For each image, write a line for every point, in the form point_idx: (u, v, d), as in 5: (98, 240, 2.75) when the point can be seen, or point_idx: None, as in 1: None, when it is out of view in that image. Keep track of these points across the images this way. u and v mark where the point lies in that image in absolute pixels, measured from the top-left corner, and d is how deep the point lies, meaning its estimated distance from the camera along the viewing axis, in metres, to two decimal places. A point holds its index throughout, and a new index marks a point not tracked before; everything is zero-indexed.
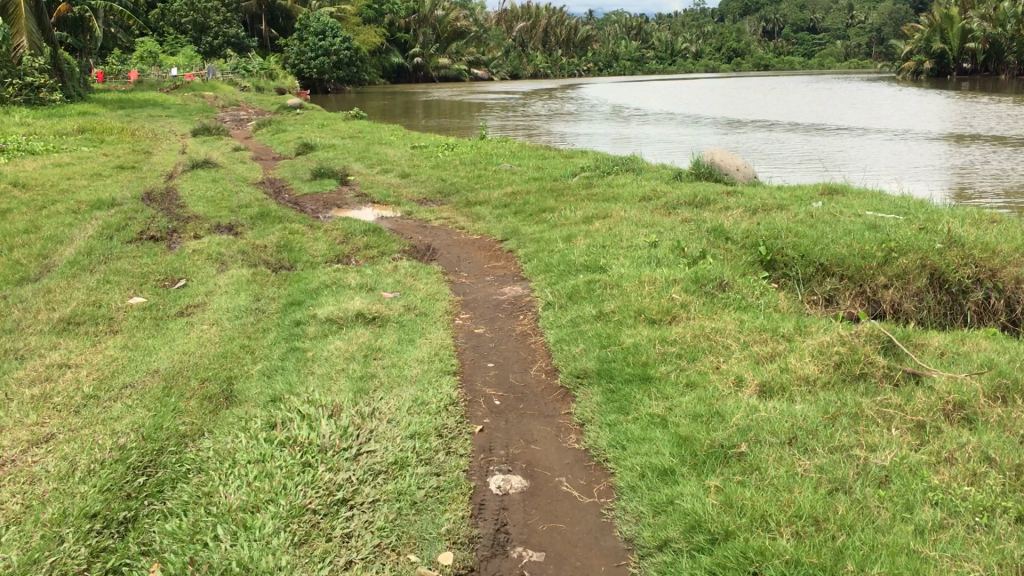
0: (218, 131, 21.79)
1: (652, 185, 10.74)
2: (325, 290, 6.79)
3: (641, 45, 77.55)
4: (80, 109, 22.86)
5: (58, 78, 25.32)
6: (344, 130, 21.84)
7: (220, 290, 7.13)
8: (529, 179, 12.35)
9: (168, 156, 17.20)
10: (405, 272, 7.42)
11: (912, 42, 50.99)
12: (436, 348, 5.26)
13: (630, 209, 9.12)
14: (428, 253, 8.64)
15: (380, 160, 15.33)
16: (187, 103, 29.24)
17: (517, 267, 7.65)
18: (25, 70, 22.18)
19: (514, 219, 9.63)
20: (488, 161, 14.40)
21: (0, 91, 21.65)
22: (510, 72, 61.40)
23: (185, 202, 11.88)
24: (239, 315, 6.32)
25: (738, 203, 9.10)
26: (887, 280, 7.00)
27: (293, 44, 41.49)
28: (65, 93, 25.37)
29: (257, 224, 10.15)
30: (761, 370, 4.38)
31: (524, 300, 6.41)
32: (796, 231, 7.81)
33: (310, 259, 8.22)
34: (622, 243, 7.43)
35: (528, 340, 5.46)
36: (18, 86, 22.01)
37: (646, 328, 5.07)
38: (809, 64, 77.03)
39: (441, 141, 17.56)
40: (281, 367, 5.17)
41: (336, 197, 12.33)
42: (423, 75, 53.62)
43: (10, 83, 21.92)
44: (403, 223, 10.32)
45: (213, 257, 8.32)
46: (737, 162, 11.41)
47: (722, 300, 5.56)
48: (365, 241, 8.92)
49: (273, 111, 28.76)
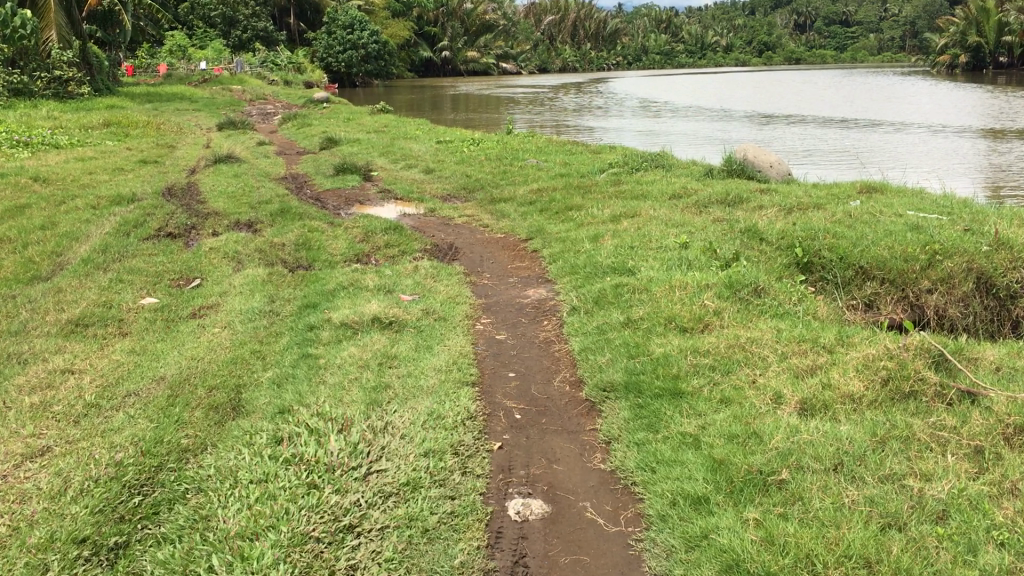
0: (243, 124, 21.69)
1: (682, 182, 10.41)
2: (342, 291, 6.56)
3: (671, 38, 76.89)
4: (107, 103, 22.85)
5: (87, 72, 25.34)
6: (370, 124, 21.66)
7: (234, 291, 6.94)
8: (556, 174, 12.07)
9: (192, 150, 17.09)
10: (426, 274, 7.17)
11: (946, 36, 50.12)
12: (455, 357, 4.99)
13: (659, 208, 8.81)
14: (450, 252, 8.38)
15: (404, 155, 15.10)
16: (215, 97, 29.24)
17: (541, 268, 7.38)
18: (54, 63, 22.14)
19: (539, 217, 9.35)
20: (514, 156, 14.13)
21: (28, 85, 21.66)
22: (538, 66, 61.05)
23: (206, 198, 11.72)
24: (253, 318, 6.11)
25: (772, 201, 8.76)
26: (931, 285, 6.64)
27: (321, 38, 41.43)
28: (93, 87, 25.39)
29: (277, 221, 9.96)
30: (801, 386, 4.07)
31: (548, 304, 6.14)
32: (834, 231, 7.46)
33: (328, 258, 8.01)
34: (650, 244, 7.13)
35: (551, 348, 5.18)
36: (46, 79, 22.00)
37: (676, 338, 4.77)
38: (841, 58, 75.92)
39: (467, 136, 17.29)
40: (292, 375, 4.93)
41: (359, 193, 12.12)
42: (450, 69, 53.39)
43: (38, 76, 21.91)
44: (426, 221, 10.07)
45: (230, 256, 8.12)
46: (772, 159, 11.06)
47: (758, 307, 5.25)
48: (386, 239, 8.69)
49: (300, 105, 28.65)
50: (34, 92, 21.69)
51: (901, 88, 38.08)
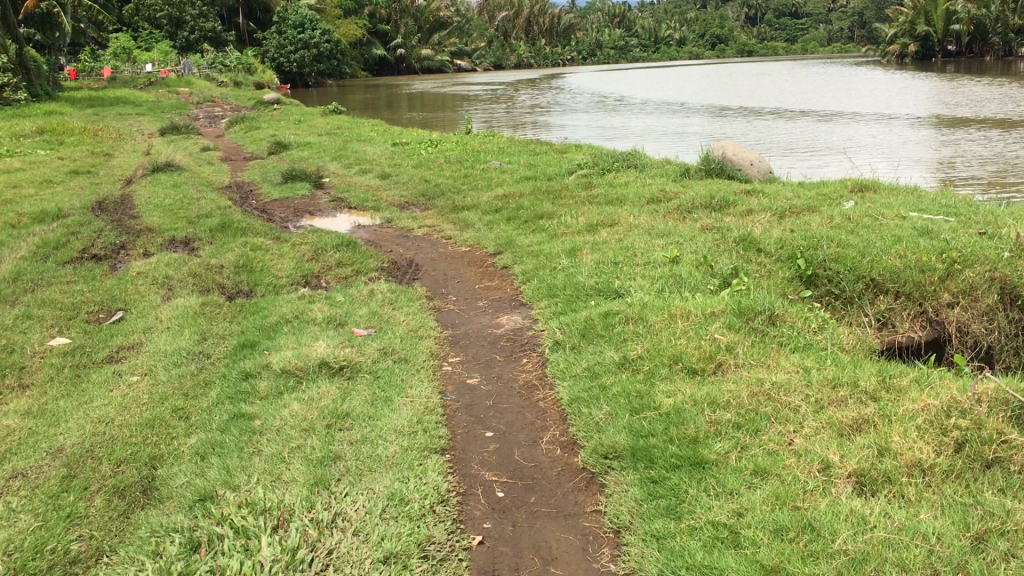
0: (187, 128, 20.57)
1: (658, 184, 9.63)
2: (285, 325, 5.66)
3: (625, 33, 76.38)
4: (44, 109, 21.64)
5: (23, 77, 24.07)
6: (322, 126, 20.65)
7: (161, 326, 6.02)
8: (520, 177, 11.23)
9: (130, 158, 16.00)
10: (383, 299, 6.29)
11: (895, 26, 50.00)
12: (420, 413, 4.12)
13: (639, 214, 8.02)
14: (409, 270, 7.52)
15: (357, 159, 14.15)
16: (160, 100, 27.99)
17: (512, 289, 6.54)
18: None
19: (506, 228, 8.50)
20: (475, 157, 13.27)
21: None
22: (493, 63, 60.18)
23: (140, 212, 10.72)
24: (180, 363, 5.19)
25: (761, 204, 8.01)
26: (951, 298, 5.85)
27: (272, 38, 40.24)
28: (32, 92, 24.11)
29: (217, 237, 9.02)
30: (854, 450, 3.27)
31: (525, 336, 5.30)
32: (837, 238, 6.69)
33: (271, 282, 7.13)
34: (635, 259, 6.33)
35: (533, 396, 4.34)
36: None
37: (687, 385, 3.95)
38: (793, 49, 75.83)
39: (424, 137, 16.38)
40: (220, 440, 4.05)
41: (308, 203, 11.19)
42: (404, 67, 52.27)
43: None
44: (382, 233, 9.19)
45: (160, 282, 7.18)
46: (752, 157, 10.33)
47: (776, 339, 4.45)
48: (338, 257, 7.79)
49: (249, 107, 27.52)
50: None
51: (852, 78, 37.83)
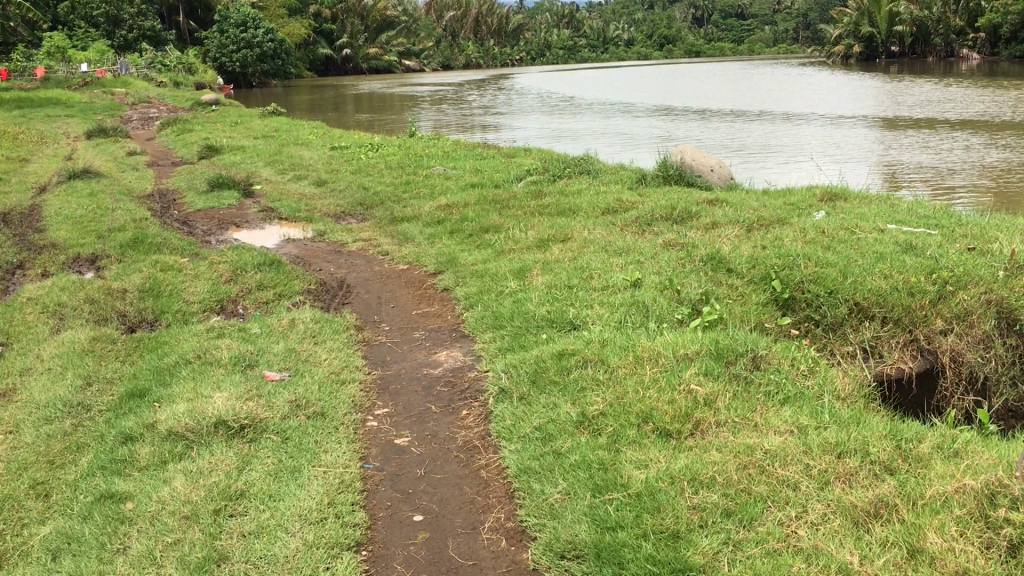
0: (115, 132, 19.43)
1: (613, 193, 8.94)
2: (186, 364, 4.83)
3: (574, 33, 75.89)
4: None
5: None
6: (259, 128, 19.66)
7: (42, 367, 5.15)
8: (465, 184, 10.48)
9: (48, 164, 14.89)
10: (304, 332, 5.48)
11: (838, 27, 50.07)
12: (333, 491, 3.34)
13: (593, 229, 7.32)
14: (339, 293, 6.71)
15: (293, 164, 13.27)
16: (95, 101, 26.71)
17: (453, 317, 5.78)
18: None
19: (449, 242, 7.75)
20: (418, 162, 12.47)
21: None
22: (442, 63, 59.22)
23: (47, 225, 9.73)
24: (53, 416, 4.34)
25: (725, 216, 7.35)
26: (946, 324, 5.17)
27: (214, 37, 38.95)
28: None
29: (129, 254, 8.12)
30: (877, 552, 2.57)
31: (466, 380, 4.54)
32: (814, 254, 6.03)
33: (181, 309, 6.27)
34: (592, 283, 5.62)
35: (474, 462, 3.58)
36: None
37: (661, 454, 3.23)
38: (739, 50, 75.88)
39: (365, 141, 15.51)
40: (79, 528, 3.22)
41: (234, 213, 10.31)
42: (352, 67, 51.12)
43: None
44: (312, 249, 8.38)
45: (52, 311, 6.28)
46: (711, 162, 9.70)
47: (762, 389, 3.75)
48: (259, 278, 6.95)
49: (187, 108, 26.35)
50: None
51: (796, 79, 37.80)
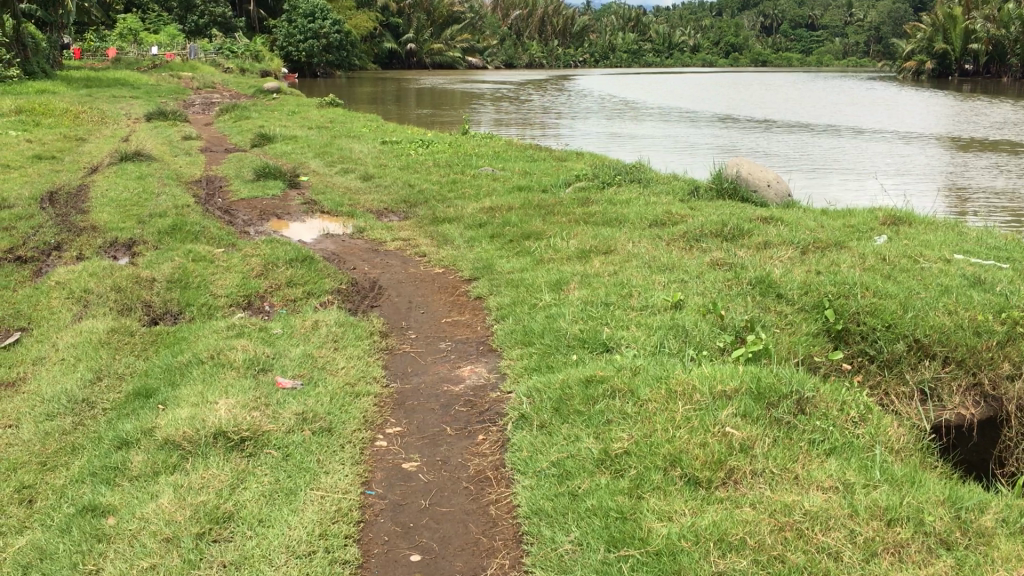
0: (174, 115, 19.53)
1: (663, 204, 8.59)
2: (199, 364, 4.63)
3: (639, 37, 75.14)
4: (34, 88, 20.73)
5: (19, 52, 23.23)
6: (314, 119, 19.58)
7: (55, 356, 4.98)
8: (513, 187, 10.20)
9: (103, 144, 14.96)
10: (326, 336, 5.25)
11: (911, 42, 48.74)
12: (328, 520, 3.09)
13: (638, 242, 6.99)
14: (370, 295, 6.48)
15: (342, 157, 13.12)
16: (160, 84, 26.99)
17: (483, 329, 5.51)
18: None
19: (487, 247, 7.48)
20: (467, 162, 12.22)
21: None
22: (504, 62, 59.07)
23: (90, 207, 9.66)
24: (54, 411, 4.15)
25: (779, 235, 6.97)
26: (1014, 369, 4.77)
27: (281, 26, 39.27)
28: (26, 69, 23.23)
29: (165, 241, 7.98)
30: None
31: (486, 401, 4.26)
32: (872, 283, 5.64)
33: (207, 302, 6.09)
34: (631, 302, 5.30)
35: (484, 497, 3.30)
36: None
37: (688, 506, 2.92)
38: (806, 61, 74.40)
39: (417, 136, 15.31)
40: (54, 544, 3.00)
41: (277, 204, 10.16)
42: (414, 62, 51.13)
43: None
44: (349, 246, 8.17)
45: (77, 297, 6.14)
46: (768, 176, 9.28)
47: (805, 437, 3.41)
48: (290, 274, 6.75)
49: (248, 95, 26.51)
50: None
51: (862, 93, 36.87)
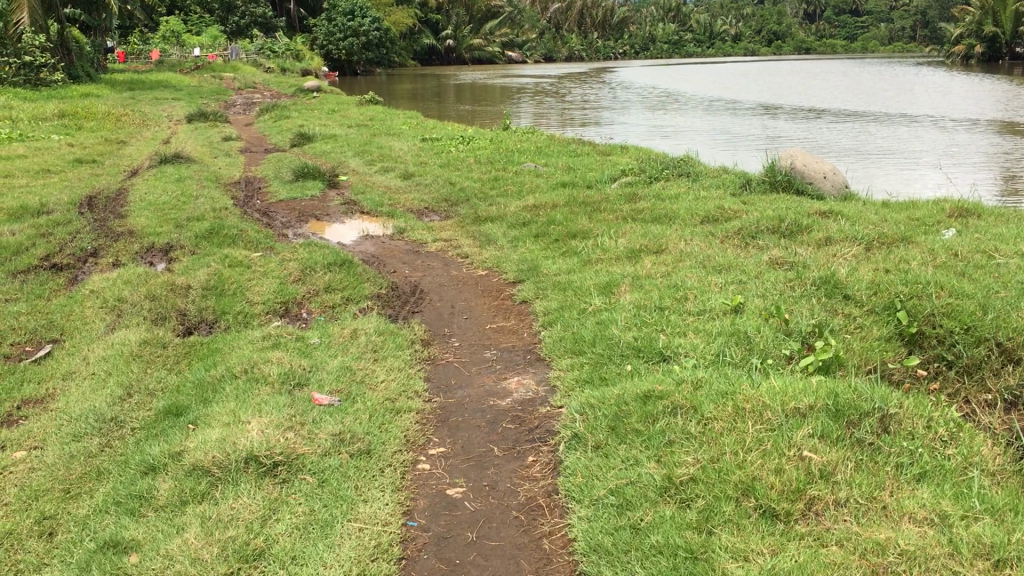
0: (215, 116, 19.50)
1: (714, 199, 8.23)
2: (232, 377, 4.40)
3: (680, 27, 74.20)
4: (80, 92, 20.86)
5: (64, 57, 23.41)
6: (355, 117, 19.42)
7: (87, 370, 4.79)
8: (556, 183, 9.89)
9: (145, 147, 14.93)
10: (365, 346, 5.00)
11: (960, 26, 47.37)
12: (366, 558, 2.84)
13: (690, 240, 6.66)
14: (411, 300, 6.24)
15: (381, 155, 12.90)
16: (202, 85, 27.09)
17: (530, 337, 5.21)
18: (25, 48, 20.37)
19: (532, 247, 7.19)
20: (509, 158, 11.93)
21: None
22: (544, 55, 58.64)
23: (129, 211, 9.54)
24: (81, 432, 3.95)
25: (840, 231, 6.59)
26: None
27: (321, 24, 39.31)
28: (71, 73, 23.43)
29: (203, 245, 7.80)
30: None
31: (535, 416, 3.98)
32: (947, 281, 5.24)
33: (242, 311, 5.88)
34: (687, 306, 4.98)
35: (536, 529, 3.02)
36: (16, 66, 20.25)
37: (764, 545, 2.61)
38: (852, 48, 72.91)
39: (457, 133, 15.06)
40: None
41: (316, 206, 9.96)
42: (454, 58, 50.97)
43: (7, 62, 20.16)
44: (389, 247, 7.94)
45: (111, 307, 5.96)
46: (824, 168, 8.88)
47: (891, 458, 3.08)
48: (329, 279, 6.52)
49: (289, 94, 26.49)
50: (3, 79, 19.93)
51: (909, 79, 35.96)
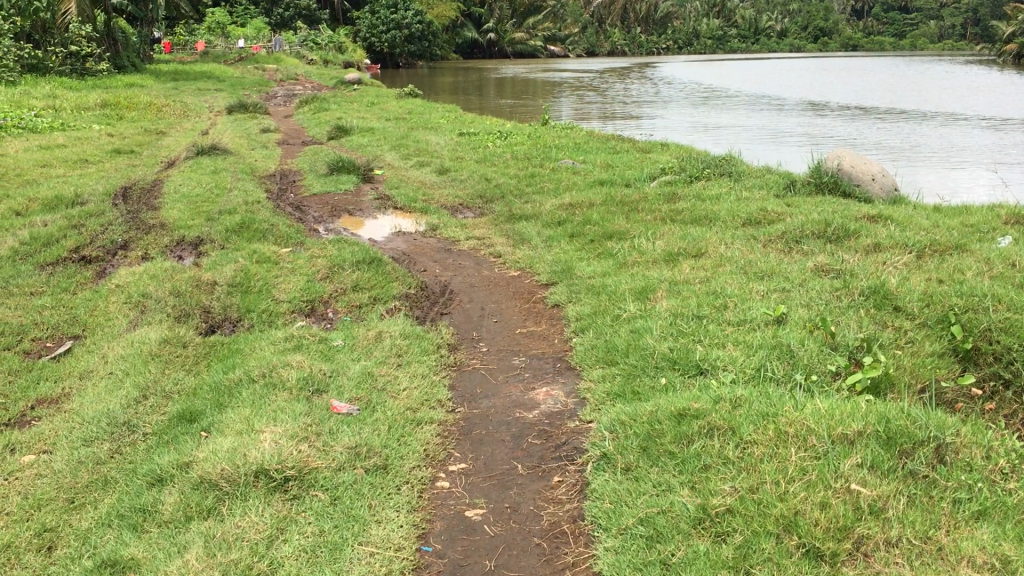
0: (255, 107, 19.48)
1: (757, 201, 7.95)
2: (250, 381, 4.24)
3: (725, 23, 73.31)
4: (124, 82, 20.95)
5: (109, 47, 23.54)
6: (394, 110, 19.32)
7: (105, 369, 4.67)
8: (594, 181, 9.66)
9: (184, 138, 14.92)
10: (389, 349, 4.81)
11: (1014, 25, 46.19)
12: None
13: (731, 244, 6.40)
14: (440, 300, 6.05)
15: (418, 149, 12.74)
16: (245, 76, 27.16)
17: (562, 343, 5.00)
18: (71, 37, 20.45)
19: (566, 248, 6.97)
20: (547, 154, 11.71)
21: (45, 61, 19.97)
22: (587, 49, 58.25)
23: (162, 203, 9.46)
24: (91, 436, 3.81)
25: (890, 237, 6.29)
26: None
27: (364, 17, 39.31)
28: (116, 63, 23.55)
29: (233, 239, 7.67)
30: None
31: (563, 431, 3.77)
32: (1005, 292, 4.93)
33: (267, 309, 5.74)
34: (728, 315, 4.73)
35: (558, 560, 2.82)
36: (62, 55, 20.33)
37: None
38: (900, 45, 71.46)
39: (496, 127, 14.87)
40: None
41: (349, 200, 9.82)
42: (496, 51, 50.78)
43: (54, 52, 20.25)
44: (421, 245, 7.77)
45: (135, 302, 5.85)
46: (873, 170, 8.55)
47: (948, 493, 2.82)
48: (357, 277, 6.36)
49: (330, 86, 26.47)
50: (49, 67, 20.03)
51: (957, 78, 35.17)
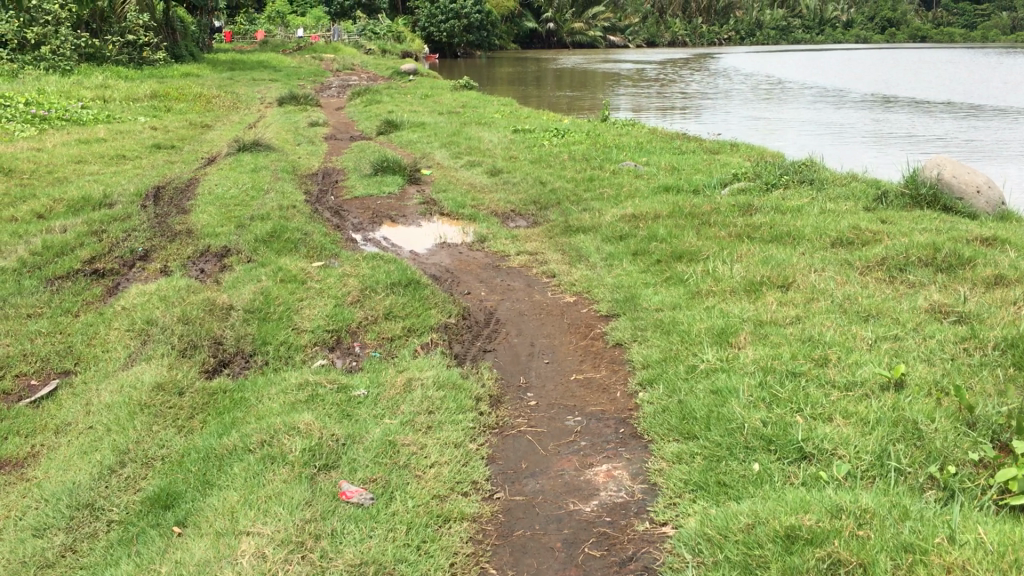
0: (307, 98, 18.88)
1: (846, 215, 7.00)
2: (243, 451, 3.48)
3: (790, 12, 71.11)
4: (179, 71, 20.51)
5: (168, 36, 23.19)
6: (447, 103, 18.57)
7: (84, 421, 3.97)
8: (659, 187, 8.77)
9: (228, 132, 14.35)
10: (418, 405, 4.02)
11: None
12: None
13: (823, 271, 5.48)
14: (484, 334, 5.26)
15: (469, 147, 11.95)
16: (301, 66, 26.68)
17: (625, 399, 4.16)
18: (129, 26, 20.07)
19: (629, 270, 6.13)
20: (607, 154, 10.83)
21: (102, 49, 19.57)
22: (648, 40, 56.87)
23: (193, 206, 8.84)
24: (45, 522, 3.10)
25: (1014, 267, 5.30)
26: None
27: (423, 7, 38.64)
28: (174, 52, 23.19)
29: (261, 250, 6.97)
30: None
31: (629, 538, 2.94)
32: None
33: (285, 341, 5.00)
34: (832, 374, 3.85)
35: None
36: (119, 44, 19.94)
37: None
38: (973, 35, 68.52)
39: (552, 124, 14.04)
40: None
41: (392, 205, 9.08)
42: (555, 42, 49.84)
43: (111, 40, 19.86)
44: (466, 259, 6.98)
45: (139, 330, 5.17)
46: (978, 181, 7.49)
47: None
48: (390, 303, 5.59)
49: (385, 77, 25.84)
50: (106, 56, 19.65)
51: None
